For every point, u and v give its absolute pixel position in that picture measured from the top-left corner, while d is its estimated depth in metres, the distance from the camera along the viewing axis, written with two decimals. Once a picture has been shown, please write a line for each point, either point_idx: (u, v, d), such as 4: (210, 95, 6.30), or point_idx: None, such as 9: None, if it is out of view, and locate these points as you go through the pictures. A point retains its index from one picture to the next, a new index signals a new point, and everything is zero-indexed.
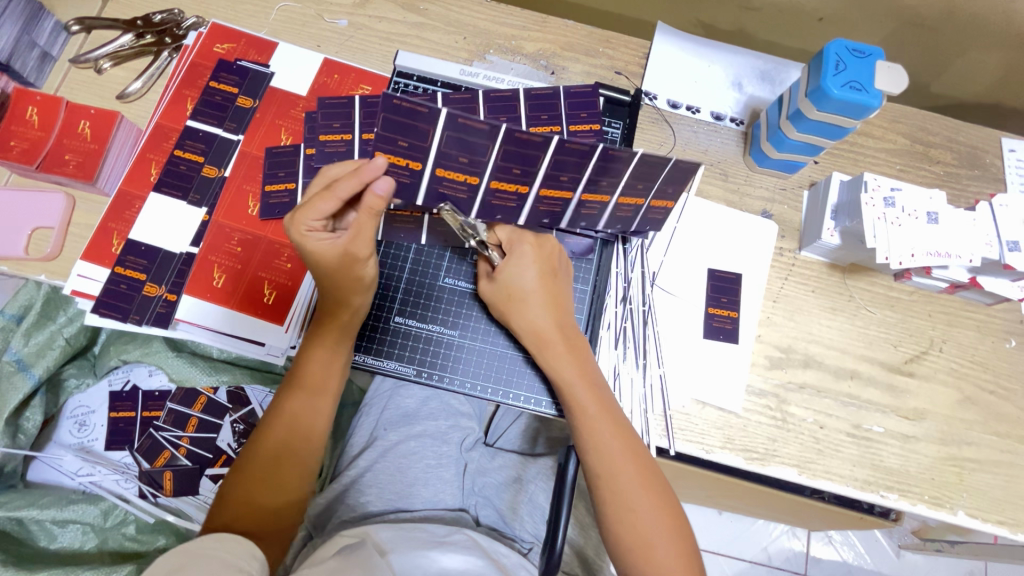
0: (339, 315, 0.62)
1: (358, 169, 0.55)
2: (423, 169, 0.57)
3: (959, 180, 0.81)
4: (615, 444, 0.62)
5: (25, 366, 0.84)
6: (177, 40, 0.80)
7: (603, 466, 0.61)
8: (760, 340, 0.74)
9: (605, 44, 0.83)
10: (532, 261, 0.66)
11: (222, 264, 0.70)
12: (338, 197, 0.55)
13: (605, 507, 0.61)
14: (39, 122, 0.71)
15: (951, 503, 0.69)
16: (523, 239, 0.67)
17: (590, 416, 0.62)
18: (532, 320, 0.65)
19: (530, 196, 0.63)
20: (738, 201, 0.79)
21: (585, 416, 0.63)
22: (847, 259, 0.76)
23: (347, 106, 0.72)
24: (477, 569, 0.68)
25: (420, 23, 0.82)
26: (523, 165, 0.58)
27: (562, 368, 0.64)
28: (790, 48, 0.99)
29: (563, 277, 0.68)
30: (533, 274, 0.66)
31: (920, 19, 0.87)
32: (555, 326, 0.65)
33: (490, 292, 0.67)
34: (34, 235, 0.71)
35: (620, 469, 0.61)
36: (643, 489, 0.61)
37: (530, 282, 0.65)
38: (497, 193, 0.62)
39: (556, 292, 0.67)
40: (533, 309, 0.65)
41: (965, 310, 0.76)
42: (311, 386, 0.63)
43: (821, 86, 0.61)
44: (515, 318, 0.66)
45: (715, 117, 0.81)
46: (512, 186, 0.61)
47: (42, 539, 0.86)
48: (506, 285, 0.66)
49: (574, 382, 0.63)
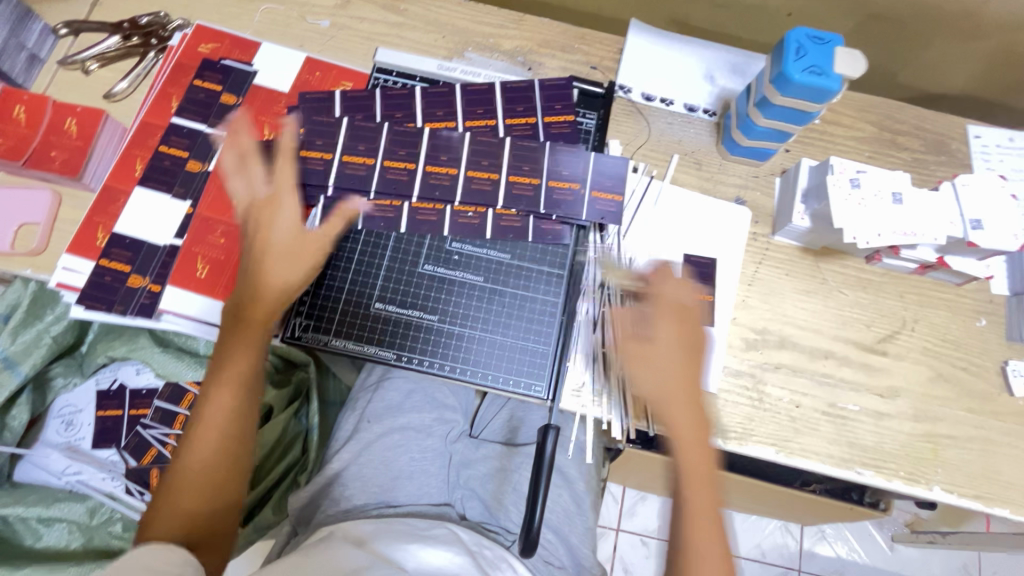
0: (264, 303, 0.61)
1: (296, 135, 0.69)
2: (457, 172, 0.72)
3: (926, 166, 0.83)
4: (717, 526, 0.53)
5: (12, 364, 0.84)
6: (162, 41, 0.82)
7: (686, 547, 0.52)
8: (735, 322, 0.75)
9: (580, 41, 0.86)
10: (679, 334, 0.58)
11: (206, 255, 0.71)
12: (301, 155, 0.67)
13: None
14: (26, 121, 0.73)
15: (926, 478, 0.71)
16: (677, 310, 0.60)
17: (688, 489, 0.53)
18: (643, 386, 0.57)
19: (502, 181, 0.72)
20: (711, 188, 0.81)
21: (679, 498, 0.54)
22: (818, 242, 0.77)
23: (333, 126, 0.74)
24: (456, 565, 0.68)
25: (399, 23, 0.84)
26: (491, 158, 0.73)
27: (667, 437, 0.55)
28: (763, 45, 1.02)
29: (701, 341, 0.60)
30: (666, 320, 0.59)
31: (884, 12, 0.90)
32: (678, 385, 0.56)
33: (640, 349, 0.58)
34: (21, 231, 0.72)
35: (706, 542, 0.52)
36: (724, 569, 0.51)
37: (666, 339, 0.58)
38: (474, 178, 0.72)
39: (688, 350, 0.58)
40: (659, 377, 0.57)
41: (935, 290, 0.78)
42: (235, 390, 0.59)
43: (783, 72, 0.63)
44: (644, 383, 0.57)
45: (688, 109, 0.84)
46: (489, 175, 0.72)
47: (27, 538, 0.86)
48: (637, 339, 0.58)
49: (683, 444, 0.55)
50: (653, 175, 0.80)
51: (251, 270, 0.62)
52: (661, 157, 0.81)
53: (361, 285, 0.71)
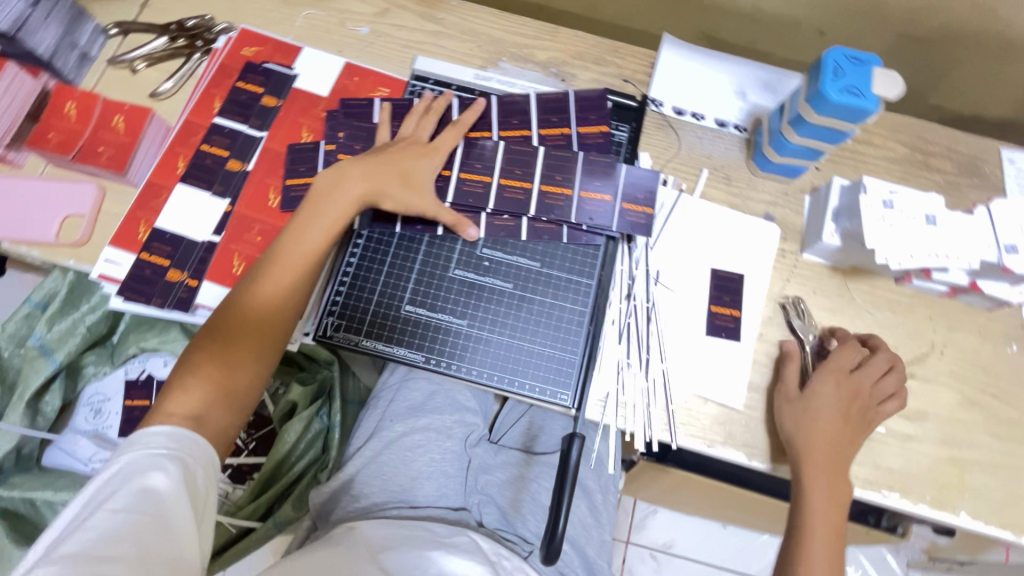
0: (263, 313, 0.63)
1: (409, 150, 0.72)
2: (491, 180, 0.74)
3: (958, 188, 0.83)
4: (829, 550, 0.64)
5: (48, 351, 0.87)
6: (208, 43, 0.84)
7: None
8: (761, 339, 0.75)
9: (613, 54, 0.87)
10: (838, 392, 0.69)
11: (242, 252, 0.73)
12: (422, 175, 0.71)
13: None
14: (76, 116, 0.75)
15: (953, 504, 0.70)
16: (840, 372, 0.70)
17: (813, 527, 0.65)
18: (797, 447, 0.67)
19: (534, 191, 0.74)
20: (740, 203, 0.81)
21: (807, 533, 0.65)
22: (847, 261, 0.77)
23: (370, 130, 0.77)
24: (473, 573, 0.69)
25: (436, 31, 0.86)
26: (524, 167, 0.74)
27: (815, 486, 0.66)
28: (794, 62, 1.03)
29: (873, 410, 0.69)
30: (827, 397, 0.69)
31: (919, 33, 0.90)
32: (831, 436, 0.67)
33: (800, 406, 0.69)
34: (65, 222, 0.74)
35: (821, 574, 0.63)
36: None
37: (825, 402, 0.68)
38: (507, 188, 0.73)
39: (840, 411, 0.68)
40: (801, 428, 0.68)
41: (966, 313, 0.77)
42: (215, 392, 0.58)
43: (819, 91, 0.64)
44: (796, 434, 0.67)
45: (719, 124, 0.84)
46: (521, 182, 0.74)
47: (52, 522, 0.88)
48: (806, 400, 0.69)
49: (816, 491, 0.66)
50: (682, 189, 0.80)
51: (279, 258, 0.65)
52: (690, 171, 0.82)
53: (392, 287, 0.72)
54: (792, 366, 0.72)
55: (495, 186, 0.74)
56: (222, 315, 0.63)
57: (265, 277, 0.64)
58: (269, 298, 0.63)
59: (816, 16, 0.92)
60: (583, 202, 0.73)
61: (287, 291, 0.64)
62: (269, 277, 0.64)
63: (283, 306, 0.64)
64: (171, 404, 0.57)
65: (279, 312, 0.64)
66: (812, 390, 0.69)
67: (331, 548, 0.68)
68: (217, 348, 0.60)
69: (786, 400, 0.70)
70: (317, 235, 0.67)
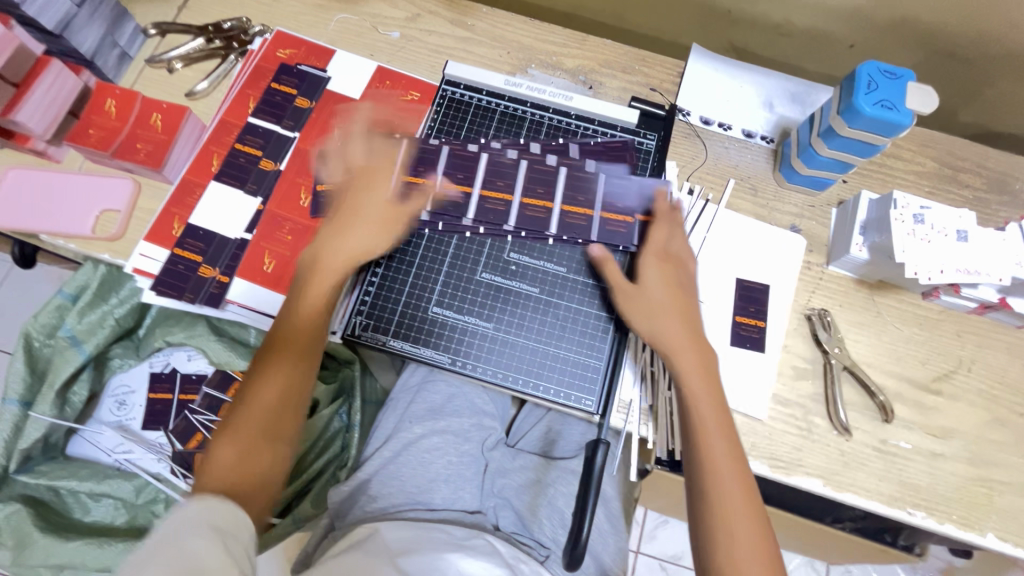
0: (300, 346, 0.62)
1: (377, 180, 0.71)
2: (514, 200, 0.74)
3: (988, 205, 0.82)
4: (727, 448, 0.59)
5: (77, 342, 0.89)
6: (243, 45, 0.86)
7: (725, 492, 0.57)
8: (785, 350, 0.75)
9: (641, 63, 0.88)
10: (663, 274, 0.68)
11: (273, 251, 0.74)
12: (402, 203, 0.71)
13: (709, 528, 0.56)
14: (116, 113, 0.77)
15: (979, 524, 0.69)
16: (660, 254, 0.70)
17: (713, 435, 0.59)
18: (660, 338, 0.64)
19: (556, 211, 0.74)
20: (766, 214, 0.81)
21: (706, 431, 0.60)
22: (874, 275, 0.77)
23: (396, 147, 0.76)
24: None
25: (466, 37, 0.87)
26: (547, 186, 0.75)
27: (690, 374, 0.62)
28: (820, 74, 1.03)
29: (690, 287, 0.69)
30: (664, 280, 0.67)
31: (949, 48, 0.90)
32: (683, 329, 0.64)
33: (632, 295, 0.68)
34: (101, 217, 0.76)
35: (724, 471, 0.58)
36: (743, 500, 0.57)
37: (654, 284, 0.68)
38: (529, 207, 0.74)
39: (678, 296, 0.67)
40: (654, 322, 0.65)
41: (994, 331, 0.76)
42: (260, 426, 0.57)
43: (852, 104, 0.64)
44: (650, 326, 0.65)
45: (746, 134, 0.84)
46: (545, 203, 0.74)
47: (76, 511, 0.89)
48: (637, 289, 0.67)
49: (695, 386, 0.62)
50: (708, 199, 0.80)
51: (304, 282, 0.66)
52: (717, 181, 0.82)
53: (420, 288, 0.73)
54: (613, 267, 0.70)
55: (517, 205, 0.74)
56: (261, 349, 0.62)
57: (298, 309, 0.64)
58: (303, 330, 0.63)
59: (845, 30, 0.92)
60: (606, 222, 0.73)
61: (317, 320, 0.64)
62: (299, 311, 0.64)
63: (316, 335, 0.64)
64: (224, 439, 0.56)
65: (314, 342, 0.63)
66: (642, 279, 0.68)
67: (347, 553, 0.68)
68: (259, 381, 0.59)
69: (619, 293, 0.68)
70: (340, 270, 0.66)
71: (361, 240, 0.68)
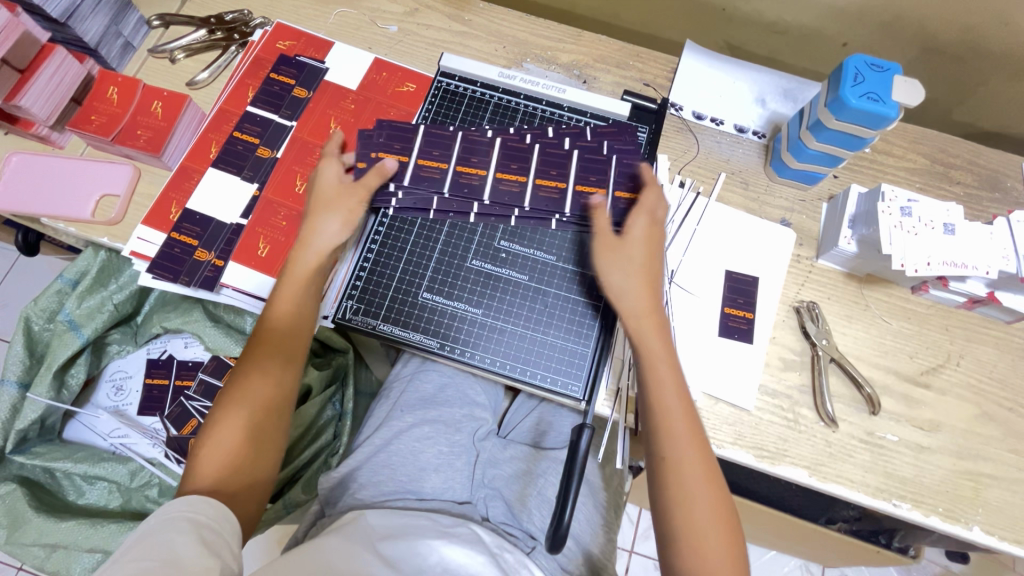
0: (285, 330, 0.64)
1: (330, 159, 0.71)
2: (527, 180, 0.74)
3: (979, 201, 0.82)
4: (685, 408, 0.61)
5: (76, 326, 0.90)
6: (244, 37, 0.88)
7: (676, 452, 0.60)
8: (774, 342, 0.75)
9: (635, 58, 0.89)
10: (646, 229, 0.68)
11: (269, 237, 0.75)
12: (359, 183, 0.70)
13: (665, 493, 0.59)
14: (117, 100, 0.78)
15: (965, 517, 0.69)
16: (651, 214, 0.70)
17: (670, 406, 0.61)
18: (629, 301, 0.65)
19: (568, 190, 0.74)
20: (757, 208, 0.82)
21: (660, 398, 0.62)
22: (863, 268, 0.77)
23: (411, 132, 0.76)
24: (474, 565, 0.70)
25: (463, 32, 0.89)
26: (560, 168, 0.75)
27: (653, 340, 0.64)
28: (815, 73, 1.04)
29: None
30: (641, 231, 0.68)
31: (942, 46, 0.90)
32: (645, 294, 0.65)
33: (613, 248, 0.68)
34: (101, 201, 0.78)
35: (682, 434, 0.60)
36: (700, 465, 0.59)
37: (637, 240, 0.68)
38: (541, 187, 0.74)
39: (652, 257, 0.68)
40: (627, 278, 0.66)
41: (983, 326, 0.76)
42: (252, 407, 0.60)
43: (840, 96, 0.65)
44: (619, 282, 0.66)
45: (739, 129, 0.85)
46: (556, 185, 0.74)
47: (70, 494, 0.90)
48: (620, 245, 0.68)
49: (654, 353, 0.63)
50: (700, 191, 0.81)
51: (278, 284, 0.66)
52: (708, 174, 0.83)
53: (411, 274, 0.74)
54: (603, 214, 0.70)
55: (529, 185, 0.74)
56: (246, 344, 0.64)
57: (282, 295, 0.66)
58: (286, 316, 0.65)
59: (839, 27, 0.93)
60: (577, 197, 0.73)
61: (301, 304, 0.66)
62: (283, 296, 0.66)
63: (301, 319, 0.66)
64: (206, 449, 0.58)
65: (299, 327, 0.65)
66: (626, 232, 0.68)
67: (332, 534, 0.69)
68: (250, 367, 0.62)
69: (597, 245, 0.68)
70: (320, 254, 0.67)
71: (336, 226, 0.68)
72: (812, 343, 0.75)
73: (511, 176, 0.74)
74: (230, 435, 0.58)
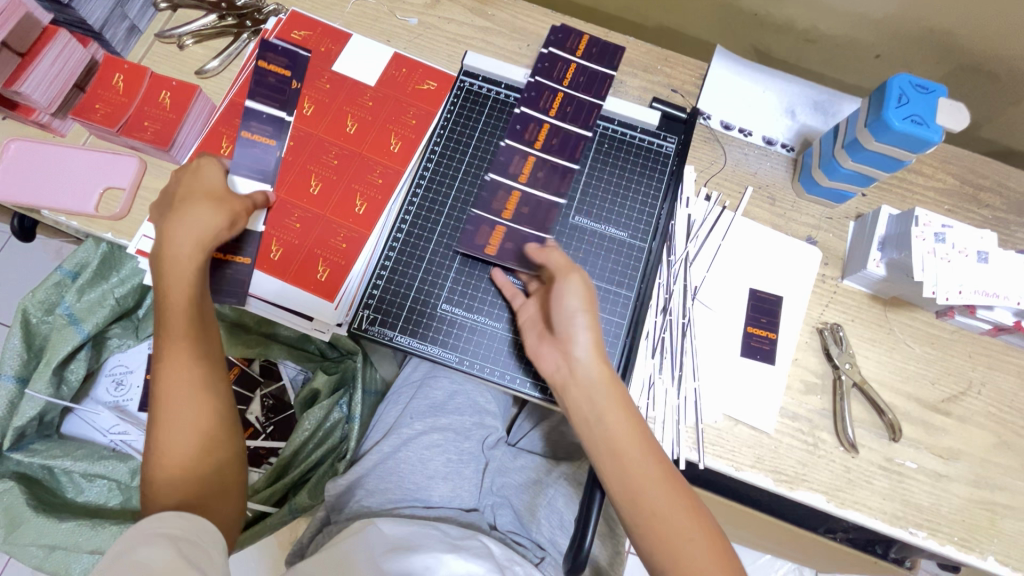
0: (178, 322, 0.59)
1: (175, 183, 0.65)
2: (520, 181, 0.75)
3: (1007, 225, 0.81)
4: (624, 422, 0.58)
5: (76, 320, 0.87)
6: (257, 23, 0.84)
7: (635, 476, 0.56)
8: (796, 363, 0.74)
9: (663, 62, 0.85)
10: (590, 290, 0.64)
11: (281, 239, 0.72)
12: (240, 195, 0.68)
13: (624, 502, 0.56)
14: (123, 88, 0.74)
15: (981, 547, 0.69)
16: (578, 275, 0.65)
17: (603, 421, 0.58)
18: (576, 359, 0.60)
19: (518, 184, 0.75)
20: (783, 224, 0.80)
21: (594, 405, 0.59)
22: (889, 291, 0.76)
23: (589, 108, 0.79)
24: None
25: (486, 27, 0.85)
26: (545, 175, 0.76)
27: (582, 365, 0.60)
28: (843, 83, 1.02)
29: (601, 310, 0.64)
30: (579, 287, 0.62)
31: (977, 63, 0.88)
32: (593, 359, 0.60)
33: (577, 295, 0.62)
34: (105, 194, 0.74)
35: (627, 448, 0.57)
36: (654, 476, 0.56)
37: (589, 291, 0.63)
38: (517, 170, 0.75)
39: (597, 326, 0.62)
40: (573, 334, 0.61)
41: (1006, 354, 0.75)
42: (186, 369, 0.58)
43: (882, 118, 0.62)
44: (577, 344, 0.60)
45: (766, 141, 0.83)
46: (526, 171, 0.76)
47: (69, 492, 0.88)
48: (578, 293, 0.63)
49: (585, 387, 0.59)
50: (725, 206, 0.79)
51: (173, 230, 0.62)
52: (734, 188, 0.80)
53: (429, 285, 0.72)
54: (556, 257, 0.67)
55: (522, 182, 0.75)
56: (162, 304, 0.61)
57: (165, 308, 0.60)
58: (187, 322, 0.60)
59: (872, 38, 0.91)
60: (504, 193, 0.75)
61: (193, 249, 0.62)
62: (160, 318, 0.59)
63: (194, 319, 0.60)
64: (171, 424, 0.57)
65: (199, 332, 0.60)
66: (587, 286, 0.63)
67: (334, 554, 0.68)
68: (158, 403, 0.57)
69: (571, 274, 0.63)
70: (183, 268, 0.61)
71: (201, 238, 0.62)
72: (831, 367, 0.74)
73: (546, 132, 0.77)
74: (183, 452, 0.56)
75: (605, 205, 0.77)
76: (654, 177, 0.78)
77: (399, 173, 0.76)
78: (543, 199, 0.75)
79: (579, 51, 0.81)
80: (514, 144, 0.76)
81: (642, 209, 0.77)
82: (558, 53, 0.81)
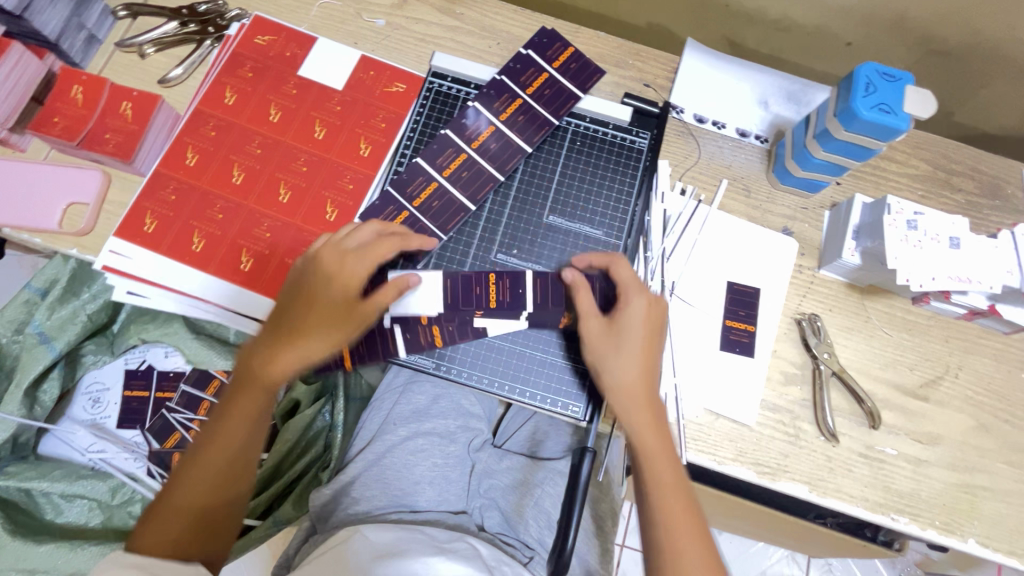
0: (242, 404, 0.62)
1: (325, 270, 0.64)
2: (439, 179, 0.74)
3: (979, 209, 0.82)
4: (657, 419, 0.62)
5: (47, 339, 0.85)
6: (219, 30, 0.82)
7: (657, 470, 0.60)
8: (774, 355, 0.74)
9: (634, 57, 0.85)
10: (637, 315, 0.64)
11: (251, 248, 0.71)
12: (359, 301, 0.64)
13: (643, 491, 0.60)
14: (82, 101, 0.72)
15: (961, 530, 0.69)
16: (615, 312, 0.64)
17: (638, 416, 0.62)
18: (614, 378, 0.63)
19: (436, 177, 0.74)
20: (759, 216, 0.79)
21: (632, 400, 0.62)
22: (865, 279, 0.76)
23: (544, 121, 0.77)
24: None
25: (454, 26, 0.84)
26: (472, 176, 0.75)
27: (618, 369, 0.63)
28: (818, 72, 1.02)
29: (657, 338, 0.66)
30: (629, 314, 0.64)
31: (947, 48, 0.88)
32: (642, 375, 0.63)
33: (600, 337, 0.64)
34: (69, 210, 0.73)
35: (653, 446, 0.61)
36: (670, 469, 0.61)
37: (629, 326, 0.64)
38: (445, 165, 0.75)
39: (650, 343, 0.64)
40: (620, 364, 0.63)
41: (982, 337, 0.76)
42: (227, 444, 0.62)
43: (850, 107, 0.62)
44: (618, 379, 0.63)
45: (740, 133, 0.82)
46: (453, 167, 0.75)
47: (48, 513, 0.87)
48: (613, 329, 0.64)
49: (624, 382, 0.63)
50: (701, 200, 0.79)
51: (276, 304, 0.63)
52: (709, 181, 0.80)
53: None
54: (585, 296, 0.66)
55: (444, 176, 0.74)
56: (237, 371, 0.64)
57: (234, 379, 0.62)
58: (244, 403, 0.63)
59: (843, 26, 0.91)
60: (424, 180, 0.74)
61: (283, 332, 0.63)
62: (242, 376, 0.63)
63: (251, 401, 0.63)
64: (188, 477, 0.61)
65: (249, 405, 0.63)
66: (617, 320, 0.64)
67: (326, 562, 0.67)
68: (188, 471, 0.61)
69: (596, 330, 0.65)
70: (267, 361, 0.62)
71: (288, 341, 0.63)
72: (811, 357, 0.74)
73: (488, 135, 0.76)
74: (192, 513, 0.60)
75: (575, 200, 0.76)
76: (628, 173, 0.78)
77: (370, 178, 0.75)
78: (456, 198, 0.74)
79: (558, 62, 0.79)
80: (456, 139, 0.76)
81: (616, 207, 0.77)
82: (533, 60, 0.79)
